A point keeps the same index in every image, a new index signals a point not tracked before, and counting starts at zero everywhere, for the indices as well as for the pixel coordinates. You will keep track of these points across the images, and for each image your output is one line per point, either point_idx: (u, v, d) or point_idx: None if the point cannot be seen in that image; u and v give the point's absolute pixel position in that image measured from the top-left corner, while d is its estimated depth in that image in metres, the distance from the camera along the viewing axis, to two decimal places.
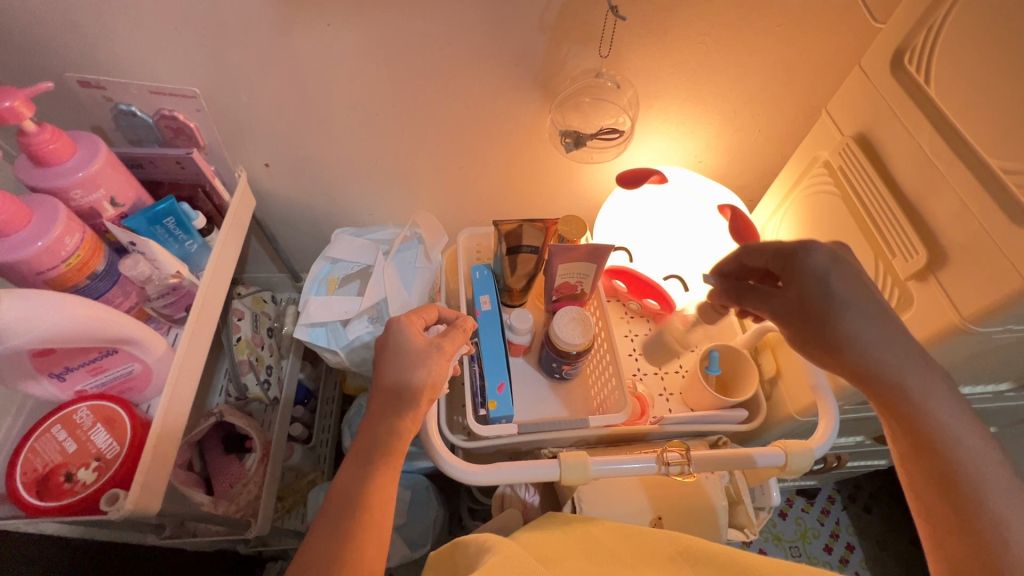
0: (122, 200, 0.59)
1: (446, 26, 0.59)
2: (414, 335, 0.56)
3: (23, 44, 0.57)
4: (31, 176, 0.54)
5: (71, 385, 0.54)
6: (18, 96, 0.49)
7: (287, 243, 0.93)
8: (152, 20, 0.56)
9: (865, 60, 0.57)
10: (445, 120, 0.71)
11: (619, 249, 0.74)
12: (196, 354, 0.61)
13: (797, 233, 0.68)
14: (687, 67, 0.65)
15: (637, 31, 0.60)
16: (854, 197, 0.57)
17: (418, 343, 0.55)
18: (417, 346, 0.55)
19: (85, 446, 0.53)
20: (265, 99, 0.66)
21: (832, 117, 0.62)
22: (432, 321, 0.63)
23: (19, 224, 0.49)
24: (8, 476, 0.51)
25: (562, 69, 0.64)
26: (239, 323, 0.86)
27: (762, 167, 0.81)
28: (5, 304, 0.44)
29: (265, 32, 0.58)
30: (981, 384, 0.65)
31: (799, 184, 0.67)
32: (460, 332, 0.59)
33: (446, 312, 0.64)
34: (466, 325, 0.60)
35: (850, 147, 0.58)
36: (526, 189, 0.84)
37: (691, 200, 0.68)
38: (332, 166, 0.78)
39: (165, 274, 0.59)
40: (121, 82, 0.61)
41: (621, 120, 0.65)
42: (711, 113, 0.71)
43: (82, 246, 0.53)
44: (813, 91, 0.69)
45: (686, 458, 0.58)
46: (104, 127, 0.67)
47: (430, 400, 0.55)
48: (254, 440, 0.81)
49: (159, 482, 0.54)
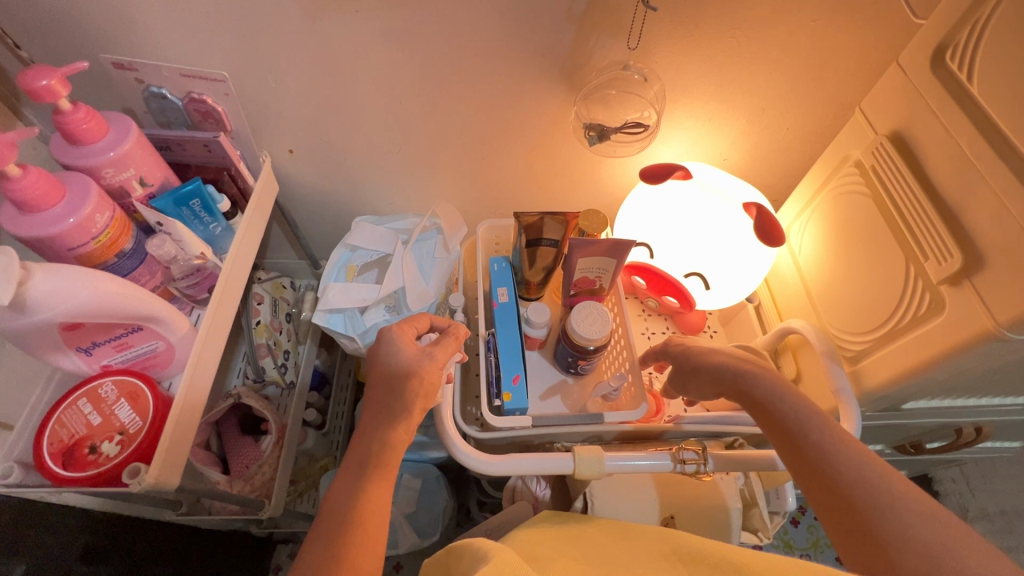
0: (151, 181, 0.60)
1: (473, 15, 0.59)
2: (405, 344, 0.58)
3: (60, 24, 0.58)
4: (65, 155, 0.55)
5: (97, 359, 0.56)
6: (55, 74, 0.50)
7: (308, 230, 0.94)
8: (184, 3, 0.57)
9: (903, 57, 0.56)
10: (468, 111, 0.71)
11: (640, 245, 0.73)
12: (218, 334, 0.62)
13: (822, 234, 0.66)
14: (716, 62, 0.64)
15: (666, 23, 0.59)
16: (886, 198, 0.56)
17: (409, 354, 0.57)
18: (409, 355, 0.57)
19: (109, 420, 0.54)
20: (292, 85, 0.66)
21: (866, 116, 0.61)
22: (426, 330, 0.64)
23: (52, 200, 0.50)
24: (35, 445, 0.52)
25: (588, 61, 0.64)
26: (258, 307, 0.87)
27: (789, 166, 0.80)
28: (38, 278, 0.45)
29: (294, 18, 0.58)
30: (1009, 395, 0.64)
31: (827, 184, 0.66)
32: (452, 339, 0.60)
33: (437, 320, 0.65)
34: (456, 333, 0.61)
35: (883, 146, 0.57)
36: (547, 182, 0.83)
37: (715, 197, 0.66)
38: (355, 154, 0.78)
39: (190, 256, 0.60)
40: (153, 64, 0.61)
41: (646, 114, 0.65)
42: (739, 109, 0.70)
43: (112, 224, 0.54)
44: (846, 89, 0.67)
45: (702, 456, 0.57)
46: (135, 109, 0.68)
47: (422, 407, 0.56)
48: (271, 423, 0.82)
49: (177, 459, 0.55)
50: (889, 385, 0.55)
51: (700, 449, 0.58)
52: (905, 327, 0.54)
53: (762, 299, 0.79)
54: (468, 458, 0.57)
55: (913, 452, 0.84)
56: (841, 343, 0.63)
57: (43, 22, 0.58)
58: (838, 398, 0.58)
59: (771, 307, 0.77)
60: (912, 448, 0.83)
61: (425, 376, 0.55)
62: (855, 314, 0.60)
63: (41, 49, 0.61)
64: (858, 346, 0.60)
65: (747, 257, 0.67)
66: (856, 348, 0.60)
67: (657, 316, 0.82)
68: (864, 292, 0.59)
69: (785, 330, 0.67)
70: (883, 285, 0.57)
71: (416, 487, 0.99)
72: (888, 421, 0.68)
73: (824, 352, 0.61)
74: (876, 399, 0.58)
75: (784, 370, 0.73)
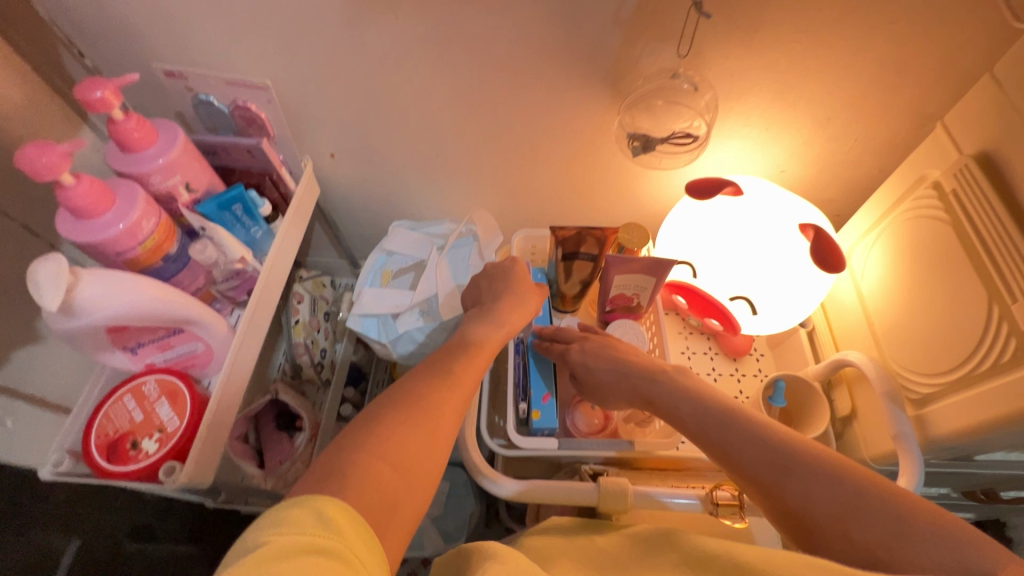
0: (196, 186, 0.62)
1: (513, 22, 0.57)
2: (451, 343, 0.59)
3: (123, 37, 0.61)
4: (117, 161, 0.57)
5: (142, 358, 0.58)
6: (109, 86, 0.52)
7: (348, 230, 0.95)
8: (232, 14, 0.58)
9: (997, 68, 0.49)
10: (507, 116, 0.69)
11: (682, 263, 0.68)
12: (254, 338, 0.64)
13: (891, 260, 0.59)
14: (775, 68, 0.59)
15: (722, 27, 0.55)
16: (969, 228, 0.50)
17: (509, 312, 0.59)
18: None
19: (150, 417, 0.56)
20: (333, 93, 0.67)
21: (949, 132, 0.54)
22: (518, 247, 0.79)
23: (103, 207, 0.52)
24: (85, 437, 0.55)
25: (635, 67, 0.60)
26: (298, 306, 0.90)
27: (856, 182, 0.73)
28: (86, 284, 0.47)
29: (336, 26, 0.58)
30: (1005, 452, 0.53)
31: (897, 207, 0.59)
32: (514, 316, 0.59)
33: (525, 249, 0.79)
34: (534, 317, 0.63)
35: (967, 168, 0.50)
36: (589, 193, 0.79)
37: (764, 211, 0.61)
38: (395, 158, 0.77)
39: (230, 260, 0.62)
40: (201, 73, 0.64)
41: (696, 124, 0.61)
42: (803, 117, 0.64)
43: (158, 230, 0.56)
44: (930, 94, 0.60)
45: (738, 500, 0.53)
46: (185, 114, 0.70)
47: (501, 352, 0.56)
48: (304, 420, 0.83)
49: (211, 460, 0.57)
50: (962, 436, 0.49)
51: (737, 492, 0.53)
52: (982, 374, 0.48)
53: (816, 324, 0.72)
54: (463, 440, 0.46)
55: (986, 500, 0.75)
56: (906, 382, 0.56)
57: (108, 33, 0.61)
58: (898, 444, 0.53)
59: (826, 335, 0.70)
60: (984, 495, 0.75)
61: (482, 363, 0.53)
62: (924, 352, 0.54)
63: (105, 58, 0.64)
64: (926, 389, 0.54)
65: (802, 283, 0.61)
66: (923, 391, 0.54)
67: (700, 335, 0.77)
68: (933, 331, 0.53)
69: (841, 362, 0.62)
70: (958, 326, 0.51)
71: (445, 490, 0.99)
72: (962, 468, 0.60)
73: (884, 392, 0.55)
74: (945, 449, 0.52)
75: (837, 405, 0.66)
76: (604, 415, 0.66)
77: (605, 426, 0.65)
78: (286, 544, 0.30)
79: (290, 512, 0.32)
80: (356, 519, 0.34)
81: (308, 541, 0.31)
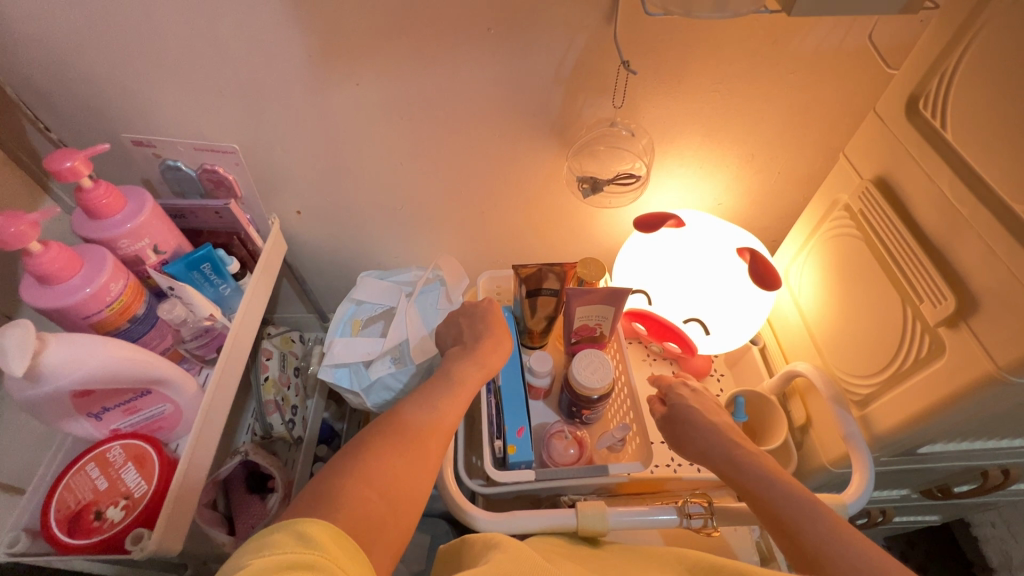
0: (164, 248, 0.63)
1: (465, 84, 0.63)
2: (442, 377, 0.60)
3: (91, 111, 0.64)
4: (84, 227, 0.58)
5: (107, 424, 0.57)
6: (78, 156, 0.54)
7: (316, 285, 0.97)
8: (200, 86, 0.61)
9: (879, 105, 0.57)
10: (465, 168, 0.74)
11: (637, 292, 0.73)
12: (225, 395, 0.63)
13: (821, 276, 0.66)
14: (699, 114, 0.66)
15: (649, 82, 0.62)
16: (877, 241, 0.56)
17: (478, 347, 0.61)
18: None
19: (115, 484, 0.55)
20: (298, 153, 0.70)
21: (850, 161, 0.62)
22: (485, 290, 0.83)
23: (71, 272, 0.53)
24: (43, 513, 0.52)
25: (578, 119, 0.67)
26: (267, 362, 0.89)
27: (784, 209, 0.81)
28: (52, 348, 0.48)
29: (300, 93, 0.63)
30: (941, 443, 0.58)
31: (819, 228, 0.66)
32: (483, 352, 0.62)
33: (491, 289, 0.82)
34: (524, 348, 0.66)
35: (869, 190, 0.58)
36: (548, 234, 0.85)
37: (707, 240, 0.67)
38: (361, 212, 0.81)
39: (199, 317, 0.63)
40: (169, 141, 0.67)
41: (637, 165, 0.67)
42: (730, 156, 0.72)
43: (126, 292, 0.57)
44: (833, 131, 0.69)
45: (709, 510, 0.56)
46: (152, 180, 0.72)
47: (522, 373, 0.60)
48: (277, 480, 0.81)
49: (181, 524, 0.55)
50: (901, 429, 0.54)
51: (707, 503, 0.56)
52: (908, 370, 0.53)
53: (766, 340, 0.77)
54: (439, 476, 0.47)
55: (942, 497, 0.80)
56: (848, 386, 0.61)
57: (75, 108, 0.63)
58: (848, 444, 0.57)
59: (776, 349, 0.76)
60: (940, 493, 0.79)
61: (455, 399, 0.54)
62: (859, 356, 0.59)
63: (71, 131, 0.66)
64: (865, 390, 0.59)
65: (746, 302, 0.67)
66: (863, 392, 0.59)
67: (663, 360, 0.81)
68: (863, 335, 0.59)
69: (791, 373, 0.66)
70: (882, 329, 0.56)
71: (425, 542, 0.97)
72: (907, 465, 0.65)
73: (830, 397, 0.60)
74: (890, 445, 0.57)
75: (793, 415, 0.71)
76: (578, 443, 0.68)
77: (581, 455, 0.67)
78: (270, 564, 0.32)
79: (276, 537, 0.35)
80: (346, 537, 0.37)
81: (297, 557, 0.33)
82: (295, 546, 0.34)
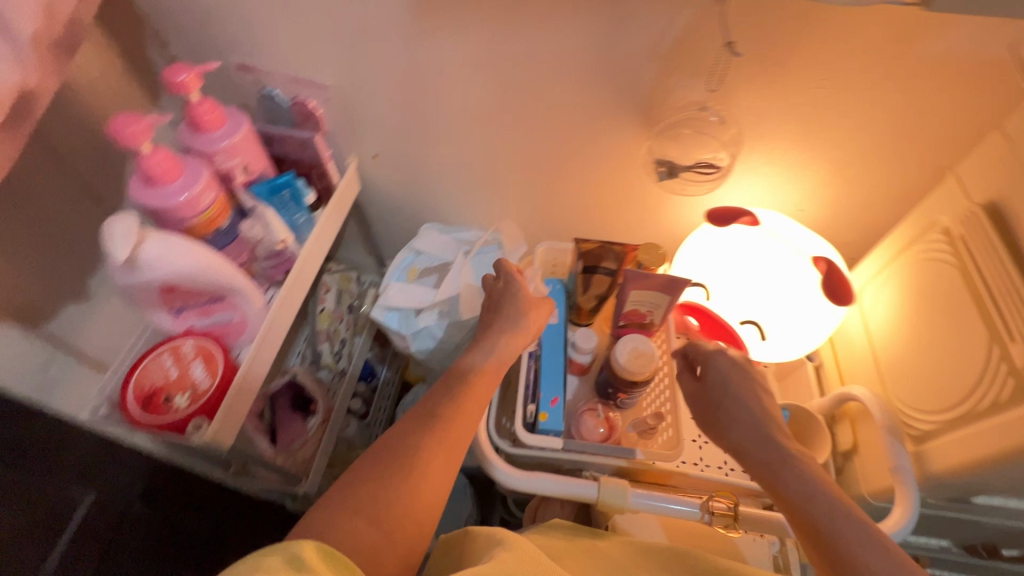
0: (253, 169, 0.67)
1: (557, 47, 0.62)
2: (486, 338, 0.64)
3: (205, 31, 0.68)
4: (188, 139, 0.63)
5: (184, 321, 0.63)
6: (191, 71, 0.58)
7: (380, 229, 1.00)
8: (305, 19, 0.64)
9: (1007, 124, 0.52)
10: (542, 134, 0.73)
11: (696, 285, 0.70)
12: (284, 317, 0.68)
13: (899, 300, 0.61)
14: (797, 110, 0.63)
15: (750, 68, 0.59)
16: (973, 271, 0.52)
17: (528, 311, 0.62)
18: None
19: (184, 376, 0.60)
20: (384, 97, 0.72)
21: (960, 181, 0.56)
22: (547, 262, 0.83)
23: (172, 177, 0.58)
24: (124, 388, 0.59)
25: (667, 98, 0.64)
26: (325, 295, 0.94)
27: (872, 225, 0.76)
28: (147, 243, 0.52)
29: (395, 38, 0.64)
30: (999, 496, 0.54)
31: (907, 250, 0.62)
32: None
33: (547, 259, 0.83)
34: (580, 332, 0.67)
35: (976, 215, 0.53)
36: (613, 213, 0.83)
37: (780, 245, 0.65)
38: (434, 165, 0.83)
39: (273, 240, 0.66)
40: (271, 70, 0.71)
41: (720, 155, 0.66)
42: (822, 159, 0.68)
43: (215, 204, 0.61)
44: (946, 147, 0.63)
45: (733, 511, 0.55)
46: (250, 105, 0.77)
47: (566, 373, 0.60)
48: (318, 404, 0.88)
49: (235, 422, 0.61)
50: (958, 472, 0.51)
51: (732, 501, 0.55)
52: (981, 412, 0.49)
53: (824, 359, 0.73)
54: None
55: (987, 557, 0.74)
56: (909, 419, 0.58)
57: (192, 27, 0.68)
58: (896, 477, 0.54)
59: (833, 370, 0.72)
60: (985, 551, 0.74)
61: None
62: (926, 390, 0.56)
63: (185, 49, 0.71)
64: (927, 425, 0.55)
65: (811, 313, 0.64)
66: (924, 427, 0.56)
67: None
68: (936, 369, 0.55)
69: (845, 396, 0.63)
70: (959, 365, 0.52)
71: None
72: (955, 513, 0.61)
73: (885, 426, 0.57)
74: (942, 487, 0.53)
75: (839, 439, 0.68)
76: (608, 425, 0.68)
77: (609, 436, 0.67)
78: None
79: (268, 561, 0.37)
80: (333, 555, 0.39)
81: None
82: (281, 568, 0.36)
